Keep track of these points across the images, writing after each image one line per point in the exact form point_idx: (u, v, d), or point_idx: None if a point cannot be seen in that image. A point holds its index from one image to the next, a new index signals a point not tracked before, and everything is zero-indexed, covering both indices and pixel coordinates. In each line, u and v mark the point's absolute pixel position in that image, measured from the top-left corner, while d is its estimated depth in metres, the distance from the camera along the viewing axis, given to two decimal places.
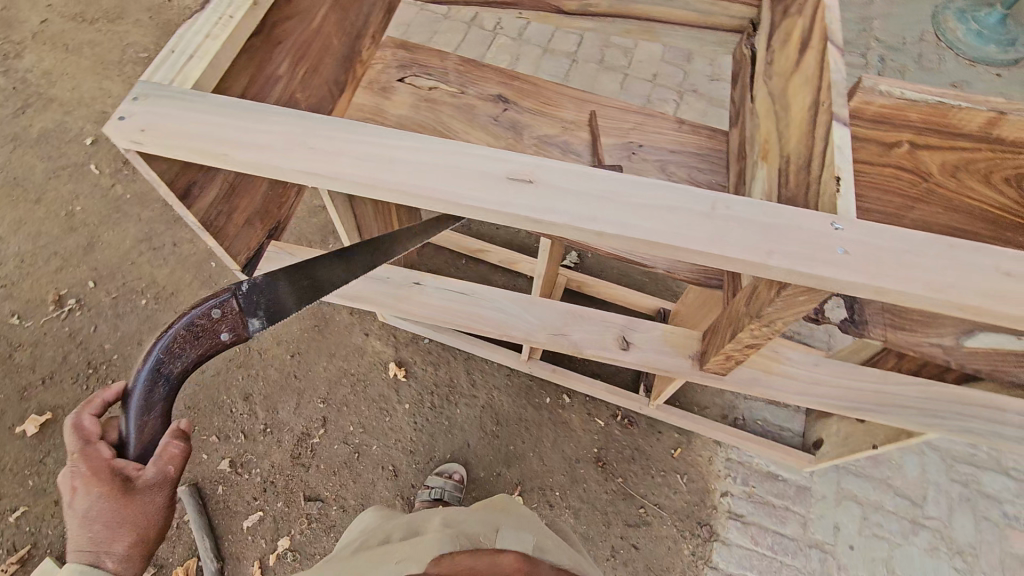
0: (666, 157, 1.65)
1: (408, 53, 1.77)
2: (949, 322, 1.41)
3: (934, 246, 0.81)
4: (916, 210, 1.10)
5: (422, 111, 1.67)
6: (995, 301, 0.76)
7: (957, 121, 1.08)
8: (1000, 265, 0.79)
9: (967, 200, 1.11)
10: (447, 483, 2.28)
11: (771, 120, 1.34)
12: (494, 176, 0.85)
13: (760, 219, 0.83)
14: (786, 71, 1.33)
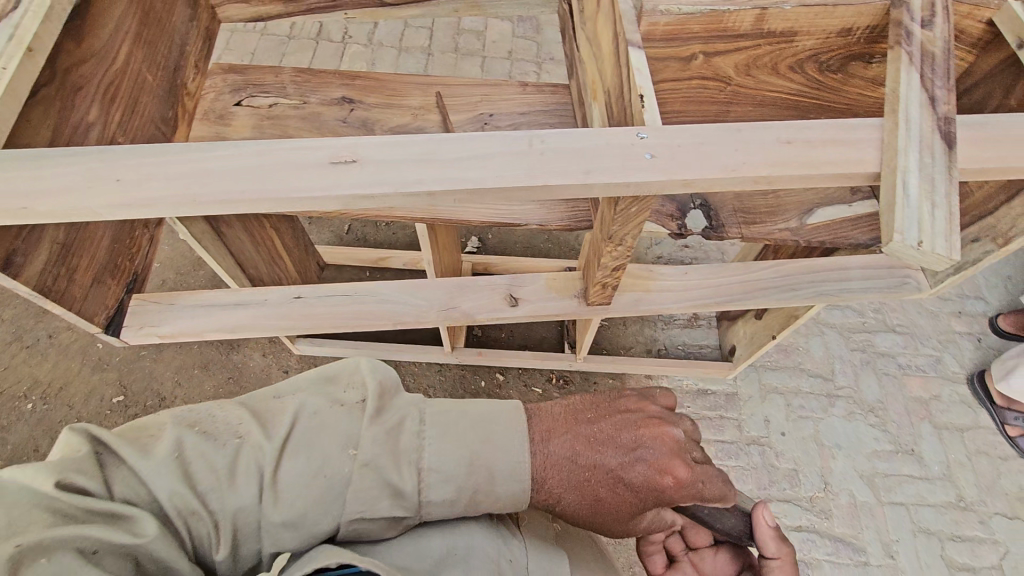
0: (518, 120, 1.71)
1: (240, 76, 1.73)
2: (794, 204, 1.58)
3: (727, 132, 0.91)
4: (730, 112, 1.33)
5: (267, 130, 1.64)
6: (780, 168, 0.88)
7: (734, 24, 1.12)
8: (781, 136, 0.91)
9: (765, 91, 1.29)
10: None
11: (591, 63, 1.42)
12: (317, 165, 0.85)
13: (572, 146, 0.89)
14: (592, 15, 1.41)
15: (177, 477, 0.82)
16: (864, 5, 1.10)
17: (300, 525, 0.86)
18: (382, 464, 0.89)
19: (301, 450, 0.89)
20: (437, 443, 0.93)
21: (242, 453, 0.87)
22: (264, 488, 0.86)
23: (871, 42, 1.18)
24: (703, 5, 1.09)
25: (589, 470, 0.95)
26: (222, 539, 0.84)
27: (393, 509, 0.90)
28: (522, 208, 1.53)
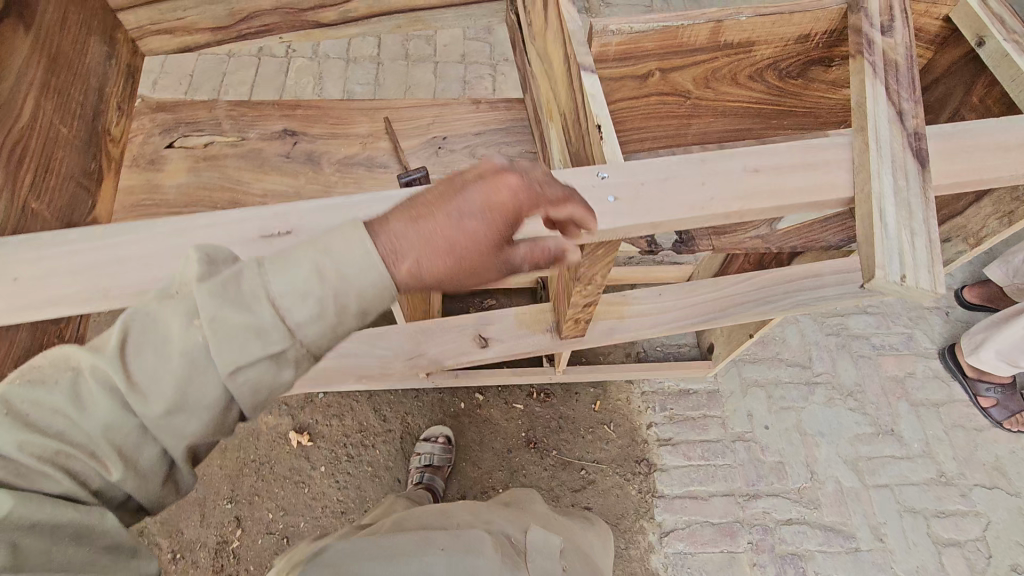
0: (473, 142, 1.62)
1: (170, 115, 1.61)
2: None
3: (691, 164, 0.86)
4: (692, 125, 1.29)
5: (203, 172, 1.53)
6: (751, 200, 0.83)
7: (688, 39, 1.07)
8: (748, 164, 0.86)
9: (726, 102, 1.24)
10: (435, 448, 2.34)
11: (545, 82, 1.35)
12: (248, 243, 0.78)
13: None
14: (541, 30, 1.34)
15: (7, 442, 0.63)
16: (819, 10, 1.06)
17: (194, 418, 0.67)
18: (234, 315, 0.63)
19: (140, 349, 0.65)
20: (285, 269, 0.65)
21: (67, 385, 0.66)
22: (126, 406, 0.66)
23: (828, 46, 1.14)
24: (656, 22, 1.03)
25: (447, 224, 0.70)
26: (124, 464, 0.68)
27: (286, 353, 0.66)
28: None
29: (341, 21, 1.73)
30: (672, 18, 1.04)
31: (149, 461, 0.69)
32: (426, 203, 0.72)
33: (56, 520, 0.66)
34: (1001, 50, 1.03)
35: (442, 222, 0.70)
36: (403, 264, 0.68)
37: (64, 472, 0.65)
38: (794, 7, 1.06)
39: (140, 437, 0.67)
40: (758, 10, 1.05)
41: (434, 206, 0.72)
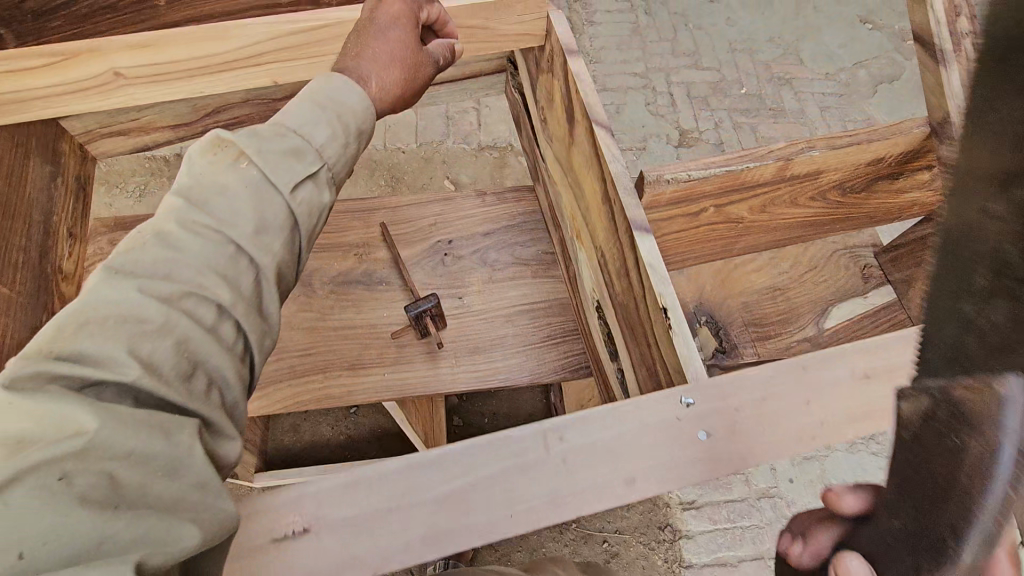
0: (482, 244, 1.44)
1: (131, 233, 1.41)
2: (806, 306, 1.41)
3: (792, 373, 0.72)
4: (742, 241, 1.15)
5: None
6: (863, 423, 0.71)
7: (752, 177, 0.93)
8: (856, 368, 0.73)
9: (782, 221, 1.10)
10: None
11: (569, 195, 1.19)
12: (253, 553, 0.61)
13: (603, 441, 0.67)
14: (562, 138, 1.17)
15: (79, 339, 0.51)
16: (898, 137, 0.93)
17: (269, 243, 0.66)
18: (271, 144, 0.70)
19: (200, 207, 0.63)
20: (298, 112, 0.76)
21: (131, 259, 0.57)
22: (209, 249, 0.61)
23: (901, 164, 1.01)
24: (715, 167, 0.91)
25: (373, 37, 0.93)
26: (220, 319, 0.59)
27: (320, 172, 0.74)
28: (508, 363, 1.30)
29: None
30: (735, 159, 0.91)
31: (245, 312, 0.62)
32: (358, 34, 0.95)
33: (146, 443, 0.49)
34: None
35: (366, 25, 0.96)
36: (369, 78, 0.89)
37: (158, 339, 0.54)
38: (870, 134, 0.94)
39: (229, 280, 0.61)
40: (831, 140, 0.92)
41: (365, 38, 0.94)
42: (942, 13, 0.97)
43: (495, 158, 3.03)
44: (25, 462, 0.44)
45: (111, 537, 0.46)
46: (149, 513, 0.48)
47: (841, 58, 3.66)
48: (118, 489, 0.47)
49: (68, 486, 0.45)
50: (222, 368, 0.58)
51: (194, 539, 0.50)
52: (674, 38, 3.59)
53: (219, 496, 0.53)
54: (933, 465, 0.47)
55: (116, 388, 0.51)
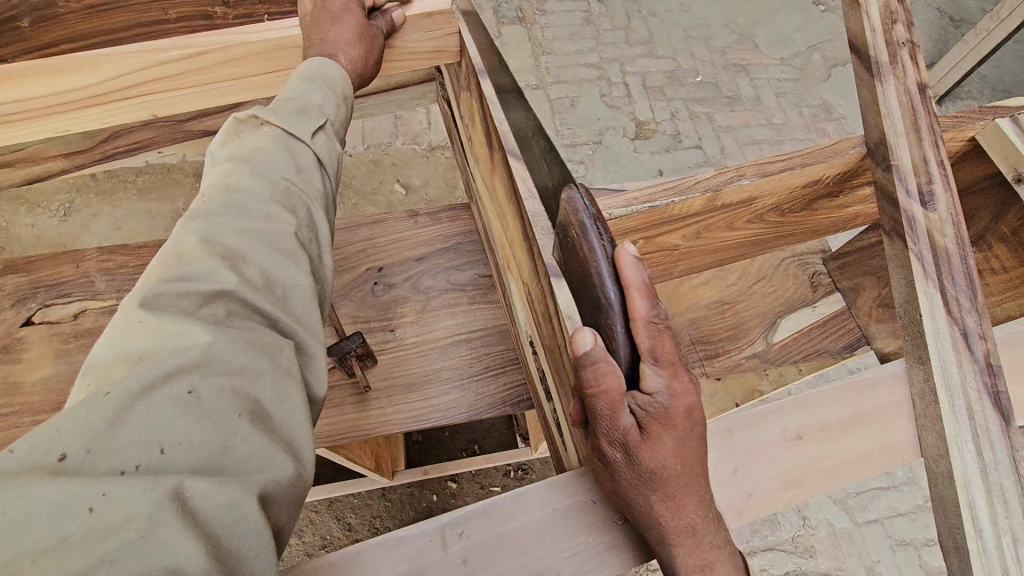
0: (416, 270, 1.35)
1: (27, 277, 1.28)
2: (754, 319, 1.36)
3: (715, 439, 0.66)
4: (681, 263, 1.08)
5: (72, 355, 1.19)
6: (796, 490, 0.65)
7: (680, 209, 0.86)
8: (787, 430, 0.67)
9: (721, 243, 1.04)
10: None
11: (497, 222, 1.10)
12: None
13: (508, 536, 0.61)
14: (485, 160, 1.08)
15: (174, 271, 0.57)
16: (833, 160, 0.88)
17: (315, 196, 0.73)
18: (290, 108, 0.78)
19: (251, 161, 0.69)
20: (297, 84, 0.82)
21: (206, 206, 0.64)
22: (273, 193, 0.68)
23: (839, 183, 0.95)
24: (638, 204, 0.84)
25: (329, 19, 0.91)
26: (296, 252, 0.66)
27: (329, 126, 0.81)
28: (444, 399, 1.21)
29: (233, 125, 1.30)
30: (660, 194, 0.85)
31: (313, 255, 0.69)
32: (313, 16, 0.93)
33: (252, 362, 0.56)
34: None
35: (320, 6, 0.93)
36: (337, 56, 0.89)
37: (244, 270, 0.60)
38: (804, 156, 0.89)
39: (295, 220, 0.68)
40: (761, 166, 0.88)
41: (321, 21, 0.92)
42: (877, 21, 0.91)
43: (447, 158, 2.91)
44: (156, 372, 0.50)
45: (233, 447, 0.52)
46: (262, 426, 0.55)
47: (796, 42, 3.62)
48: (235, 398, 0.54)
49: (195, 397, 0.51)
50: (306, 300, 0.65)
51: (291, 464, 0.56)
52: (627, 25, 3.49)
53: (309, 424, 0.60)
54: (584, 308, 0.73)
55: (221, 309, 0.57)
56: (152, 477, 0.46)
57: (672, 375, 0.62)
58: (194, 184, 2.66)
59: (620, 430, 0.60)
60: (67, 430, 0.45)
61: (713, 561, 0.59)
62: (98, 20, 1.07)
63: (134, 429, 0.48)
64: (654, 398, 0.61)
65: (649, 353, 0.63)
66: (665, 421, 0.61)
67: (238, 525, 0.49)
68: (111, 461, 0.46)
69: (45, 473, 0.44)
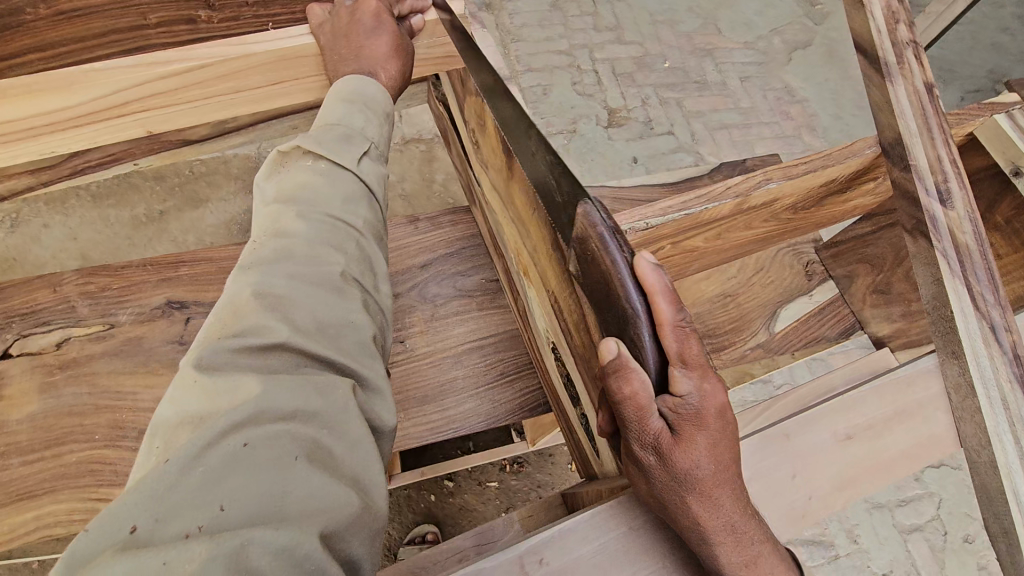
0: (421, 277, 1.31)
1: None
2: (755, 309, 1.40)
3: (772, 444, 0.68)
4: (697, 262, 1.09)
5: (58, 389, 1.11)
6: (851, 489, 0.68)
7: (711, 216, 0.88)
8: (837, 431, 0.69)
9: (734, 242, 1.05)
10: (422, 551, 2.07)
11: (513, 227, 1.08)
12: None
13: (586, 560, 0.61)
14: (498, 166, 1.06)
15: (227, 326, 0.55)
16: (851, 160, 0.91)
17: (361, 226, 0.69)
18: (323, 132, 0.74)
19: (294, 201, 0.67)
20: (334, 107, 0.79)
21: (254, 255, 0.61)
22: (320, 231, 0.65)
23: (852, 179, 0.98)
24: (671, 213, 0.86)
25: (361, 33, 0.88)
26: (344, 288, 0.63)
27: (370, 150, 0.78)
28: (461, 409, 1.19)
29: (218, 133, 1.22)
30: (692, 202, 0.86)
31: (363, 286, 0.66)
32: (340, 28, 0.89)
33: (307, 404, 0.53)
34: None
35: (347, 18, 0.90)
36: (377, 73, 0.87)
37: (296, 315, 0.58)
38: (824, 158, 0.91)
39: (342, 256, 0.65)
40: (785, 170, 0.89)
41: (353, 35, 0.88)
42: (882, 21, 0.93)
43: (422, 151, 2.82)
44: (214, 430, 0.48)
45: (292, 491, 0.47)
46: (323, 465, 0.51)
47: (758, 26, 3.68)
48: (291, 442, 0.50)
49: (251, 449, 0.48)
50: (362, 337, 0.62)
51: (355, 495, 0.51)
52: (595, 11, 3.46)
53: (373, 456, 0.55)
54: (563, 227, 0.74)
55: (279, 358, 0.55)
56: (213, 538, 0.42)
57: (703, 379, 0.58)
58: (154, 188, 2.50)
59: (652, 434, 0.58)
60: (134, 502, 0.43)
61: (757, 557, 0.58)
62: (69, 27, 0.98)
63: (195, 490, 0.45)
64: (686, 403, 0.58)
65: (679, 358, 0.58)
66: (699, 423, 0.58)
67: (300, 567, 0.44)
68: (174, 524, 0.43)
69: (114, 548, 0.41)
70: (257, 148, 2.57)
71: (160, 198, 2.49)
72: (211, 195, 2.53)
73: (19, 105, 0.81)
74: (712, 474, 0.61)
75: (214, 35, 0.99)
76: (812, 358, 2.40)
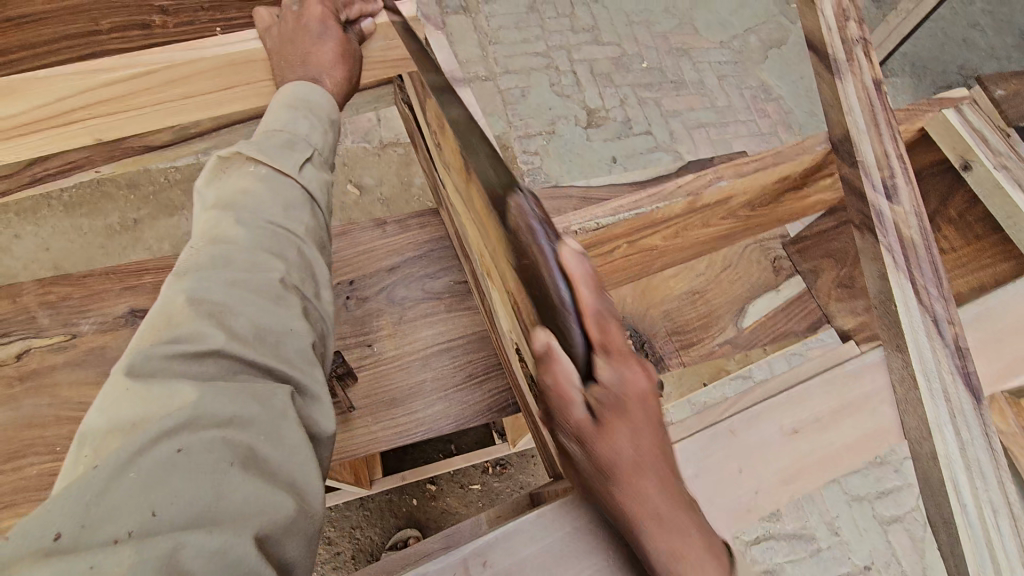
0: (389, 281, 1.31)
1: None
2: (723, 306, 1.41)
3: (719, 439, 0.69)
4: (658, 262, 1.10)
5: (17, 401, 1.09)
6: (797, 482, 0.69)
7: (664, 216, 0.89)
8: (784, 425, 0.70)
9: (693, 242, 1.06)
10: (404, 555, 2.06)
11: (473, 228, 1.08)
12: None
13: (532, 560, 0.61)
14: (458, 167, 1.06)
15: (162, 334, 0.54)
16: (801, 158, 0.92)
17: (307, 233, 0.69)
18: (269, 139, 0.74)
19: (234, 208, 0.66)
20: (277, 114, 0.79)
21: (192, 261, 0.60)
22: (259, 239, 0.64)
23: (806, 176, 0.99)
24: (624, 212, 0.86)
25: (309, 38, 0.87)
26: (283, 296, 0.62)
27: (316, 156, 0.78)
28: (429, 412, 1.19)
29: (179, 139, 1.21)
30: (643, 201, 0.87)
31: (304, 293, 0.65)
32: (287, 32, 0.89)
33: (244, 410, 0.52)
34: (994, 179, 0.94)
35: (293, 23, 0.89)
36: (323, 79, 0.87)
37: (232, 323, 0.57)
38: (775, 155, 0.93)
39: (282, 263, 0.65)
40: (736, 167, 0.90)
41: (301, 40, 0.88)
42: (831, 19, 0.95)
43: (400, 154, 2.82)
44: (147, 435, 0.47)
45: (226, 496, 0.46)
46: (260, 471, 0.49)
47: (733, 25, 3.72)
48: (226, 446, 0.49)
49: (185, 456, 0.47)
50: (303, 345, 0.61)
51: (290, 500, 0.50)
52: (572, 12, 3.47)
53: (312, 463, 0.54)
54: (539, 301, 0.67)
55: (214, 365, 0.54)
56: (143, 542, 0.41)
57: (622, 364, 0.57)
58: (128, 196, 2.47)
59: (574, 422, 0.59)
60: (61, 508, 0.42)
61: (682, 542, 0.55)
62: (20, 33, 0.97)
63: (124, 495, 0.43)
64: (610, 391, 0.57)
65: (600, 346, 0.57)
66: (621, 411, 0.57)
67: (232, 569, 0.43)
68: (103, 530, 0.42)
69: (37, 555, 0.40)
70: None
71: (134, 206, 2.46)
72: (187, 203, 2.50)
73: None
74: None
75: (167, 41, 0.98)
76: (789, 353, 2.43)
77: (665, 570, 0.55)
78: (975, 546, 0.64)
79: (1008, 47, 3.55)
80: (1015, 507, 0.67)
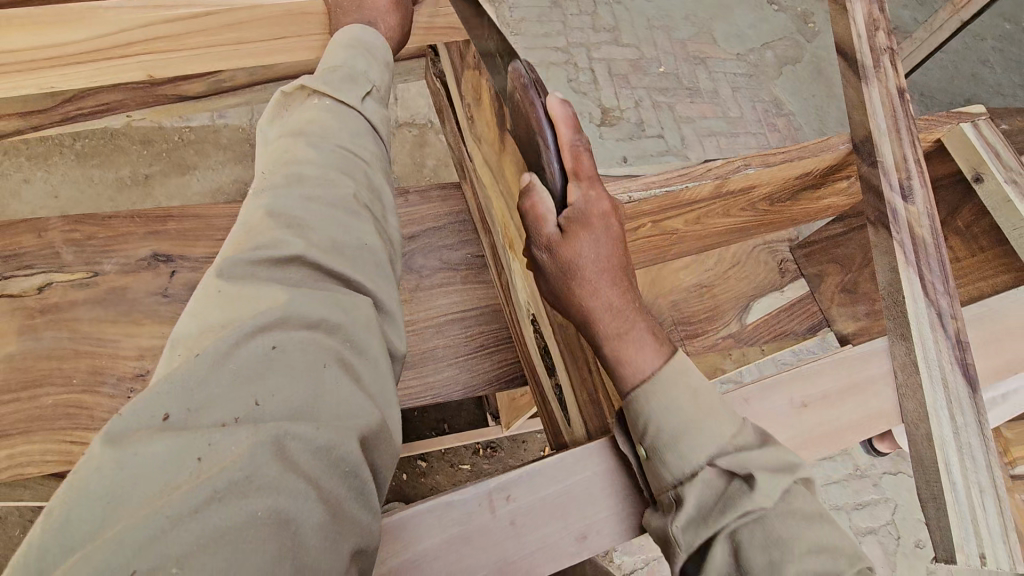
0: (407, 249, 1.34)
1: None
2: (729, 301, 1.45)
3: (732, 405, 0.73)
4: (675, 249, 1.14)
5: (39, 334, 1.11)
6: (804, 452, 0.73)
7: (690, 198, 0.93)
8: (792, 399, 0.74)
9: (710, 231, 1.09)
10: None
11: (501, 199, 1.11)
12: None
13: (552, 502, 0.65)
14: (490, 137, 1.09)
15: (246, 243, 0.57)
16: (823, 154, 0.96)
17: (369, 159, 0.72)
18: (330, 75, 0.76)
19: (304, 136, 0.69)
20: (339, 52, 0.82)
21: (265, 182, 0.64)
22: (332, 159, 0.67)
23: (824, 176, 1.03)
24: (653, 189, 0.91)
25: None
26: (356, 211, 0.65)
27: (373, 92, 0.81)
28: (441, 377, 1.22)
29: (213, 90, 1.23)
30: (674, 180, 0.92)
31: (374, 215, 0.68)
32: None
33: (330, 316, 0.55)
34: (1004, 193, 0.99)
35: None
36: (377, 24, 0.90)
37: (312, 234, 0.60)
38: (799, 151, 0.97)
39: (352, 182, 0.67)
40: (764, 158, 0.95)
41: None
42: (862, 27, 0.99)
43: (414, 135, 2.84)
44: (240, 332, 0.50)
45: (322, 394, 0.50)
46: (351, 376, 0.54)
47: (750, 38, 3.77)
48: (318, 348, 0.53)
49: (279, 351, 0.51)
50: (376, 261, 0.65)
51: (375, 410, 0.54)
52: (593, 11, 3.51)
53: (389, 375, 0.59)
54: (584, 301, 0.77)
55: (297, 271, 0.57)
56: (251, 426, 0.45)
57: (662, 334, 0.72)
58: (141, 151, 2.47)
59: (630, 386, 0.68)
60: (167, 391, 0.46)
61: (722, 491, 0.65)
62: None
63: (228, 386, 0.47)
64: (654, 353, 0.70)
65: (645, 317, 0.73)
66: (660, 373, 0.70)
67: (335, 464, 0.48)
68: (211, 415, 0.46)
69: (154, 430, 0.44)
70: (247, 118, 2.56)
71: (145, 161, 2.46)
72: (199, 162, 2.50)
73: (26, 35, 0.83)
74: (732, 521, 0.64)
75: None
76: (781, 362, 2.48)
77: (712, 513, 0.64)
78: (961, 520, 0.68)
79: (1015, 86, 3.62)
80: (1000, 488, 0.71)
